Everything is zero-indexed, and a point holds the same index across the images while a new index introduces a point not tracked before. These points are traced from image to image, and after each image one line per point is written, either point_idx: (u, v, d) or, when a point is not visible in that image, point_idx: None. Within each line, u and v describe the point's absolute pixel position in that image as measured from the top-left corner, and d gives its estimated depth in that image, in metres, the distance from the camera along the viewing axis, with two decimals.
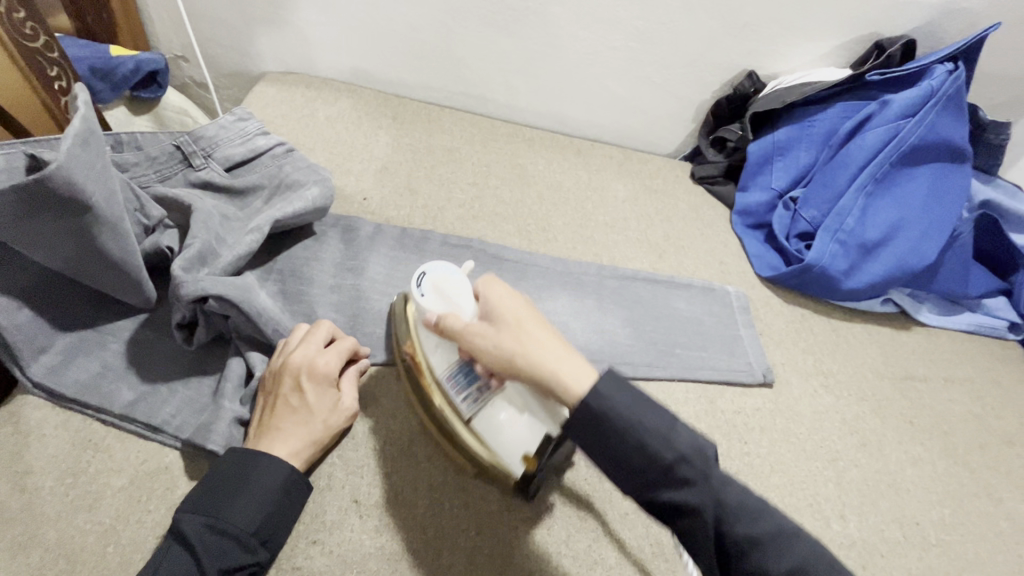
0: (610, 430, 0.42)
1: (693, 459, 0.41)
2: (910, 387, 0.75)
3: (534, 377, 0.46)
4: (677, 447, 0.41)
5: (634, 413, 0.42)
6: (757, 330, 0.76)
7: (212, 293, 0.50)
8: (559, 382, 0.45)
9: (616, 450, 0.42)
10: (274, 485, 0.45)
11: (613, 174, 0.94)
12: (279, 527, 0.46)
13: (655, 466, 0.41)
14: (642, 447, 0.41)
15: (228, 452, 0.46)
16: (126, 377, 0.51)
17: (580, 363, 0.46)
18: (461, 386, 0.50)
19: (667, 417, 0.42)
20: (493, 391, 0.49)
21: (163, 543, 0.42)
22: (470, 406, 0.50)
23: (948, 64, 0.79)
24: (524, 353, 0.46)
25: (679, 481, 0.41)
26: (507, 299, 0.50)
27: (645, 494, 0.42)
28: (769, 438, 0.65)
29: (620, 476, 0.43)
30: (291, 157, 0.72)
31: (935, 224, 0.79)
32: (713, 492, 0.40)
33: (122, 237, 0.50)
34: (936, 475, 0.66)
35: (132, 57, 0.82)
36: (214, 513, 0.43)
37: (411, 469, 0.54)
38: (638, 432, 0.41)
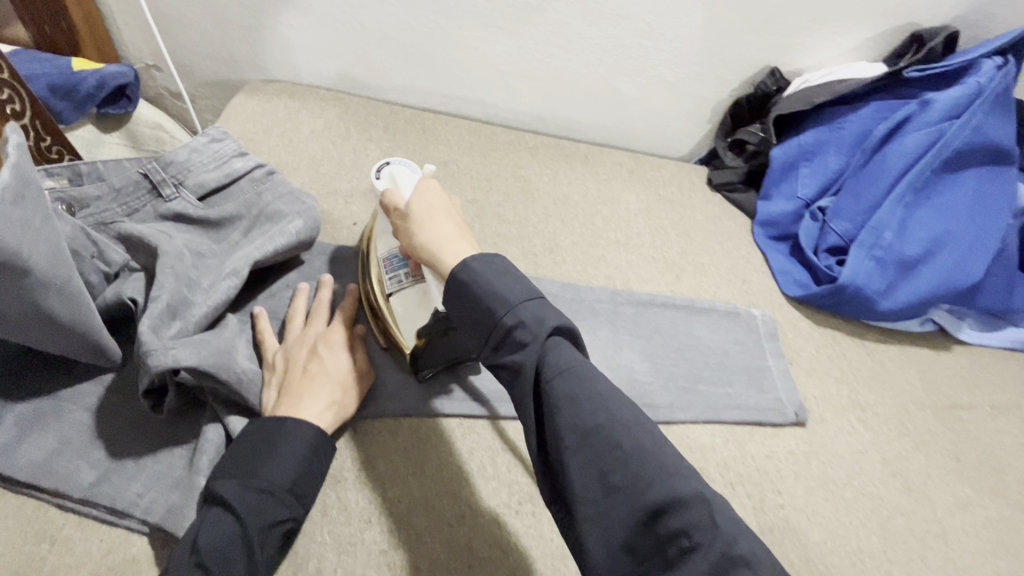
0: (472, 296, 0.42)
1: (532, 327, 0.40)
2: (954, 418, 0.69)
3: (425, 249, 0.46)
4: (520, 314, 0.40)
5: (487, 278, 0.42)
6: (787, 360, 0.70)
7: (185, 366, 0.44)
8: (437, 258, 0.45)
9: (474, 316, 0.42)
10: (305, 442, 0.45)
11: (624, 184, 0.86)
12: (312, 485, 0.45)
13: (497, 328, 0.41)
14: (489, 309, 0.41)
15: (254, 423, 0.46)
16: (87, 452, 0.45)
17: (466, 249, 0.45)
18: (395, 268, 0.55)
19: (522, 291, 0.41)
20: (415, 280, 0.53)
21: (201, 515, 0.41)
22: (392, 287, 0.54)
23: (997, 59, 0.71)
24: (419, 232, 0.47)
25: (515, 344, 0.40)
26: (430, 186, 0.50)
27: (489, 356, 0.41)
28: (805, 486, 0.59)
29: (472, 338, 0.43)
30: (272, 181, 0.65)
31: (982, 235, 0.72)
32: (541, 357, 0.39)
33: (73, 299, 0.44)
34: (988, 520, 0.60)
35: (94, 71, 0.75)
36: (250, 474, 0.42)
37: (410, 548, 0.47)
38: (483, 287, 0.42)
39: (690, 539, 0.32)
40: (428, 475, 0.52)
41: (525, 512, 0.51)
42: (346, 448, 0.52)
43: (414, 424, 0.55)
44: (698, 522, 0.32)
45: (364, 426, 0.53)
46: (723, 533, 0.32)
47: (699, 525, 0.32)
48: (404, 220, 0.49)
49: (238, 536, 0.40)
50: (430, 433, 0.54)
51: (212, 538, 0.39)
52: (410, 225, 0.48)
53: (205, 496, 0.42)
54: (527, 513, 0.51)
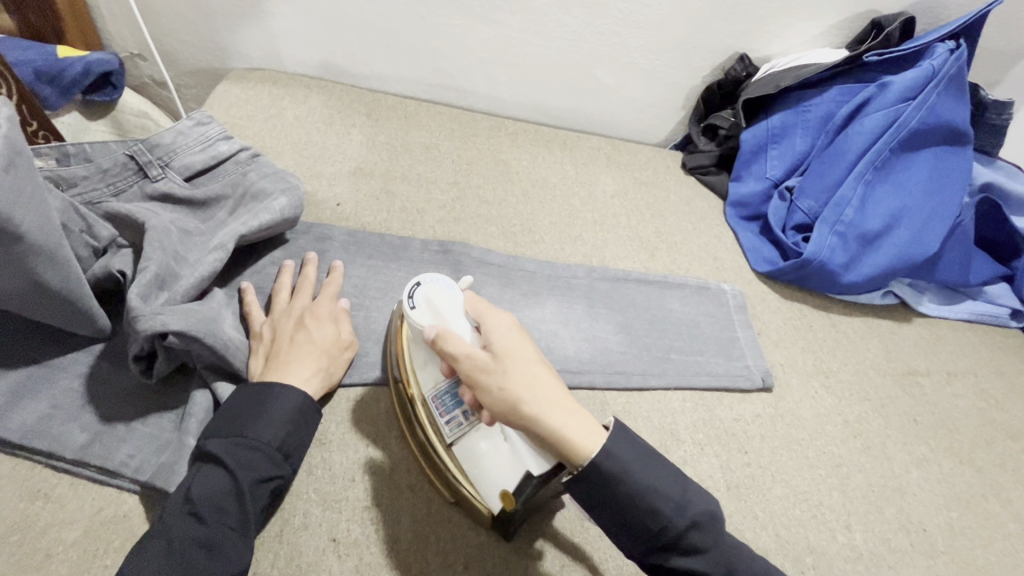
0: (626, 495, 0.41)
1: (705, 525, 0.42)
2: (913, 383, 0.72)
3: (542, 425, 0.43)
4: (691, 514, 0.41)
5: (638, 472, 0.42)
6: (755, 330, 0.73)
7: (173, 329, 0.45)
8: (562, 433, 0.42)
9: (625, 515, 0.42)
10: (292, 405, 0.46)
11: (601, 168, 0.89)
12: (300, 444, 0.47)
13: (667, 533, 0.41)
14: (655, 513, 0.41)
15: (239, 388, 0.47)
16: (79, 416, 0.47)
17: (585, 418, 0.44)
18: (447, 410, 0.49)
19: (675, 484, 0.42)
20: (477, 421, 0.48)
21: (192, 469, 0.43)
22: (452, 433, 0.49)
23: (950, 43, 0.74)
24: (529, 400, 0.43)
25: (690, 547, 0.41)
26: (505, 333, 0.47)
27: (658, 558, 0.42)
28: (770, 446, 0.62)
29: (627, 538, 0.43)
30: (256, 163, 0.67)
31: (937, 211, 0.76)
32: (722, 555, 0.42)
33: (63, 267, 0.45)
34: (942, 476, 0.64)
35: (80, 58, 0.76)
36: (236, 432, 0.44)
37: (393, 502, 0.50)
38: (649, 484, 0.42)
39: None
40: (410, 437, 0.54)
41: None
42: (331, 415, 0.54)
43: None
44: None
45: (348, 393, 0.56)
46: None
47: None
48: (489, 374, 0.44)
49: (230, 490, 0.41)
50: None
51: (204, 492, 0.41)
52: (509, 389, 0.43)
53: (195, 454, 0.44)
54: None
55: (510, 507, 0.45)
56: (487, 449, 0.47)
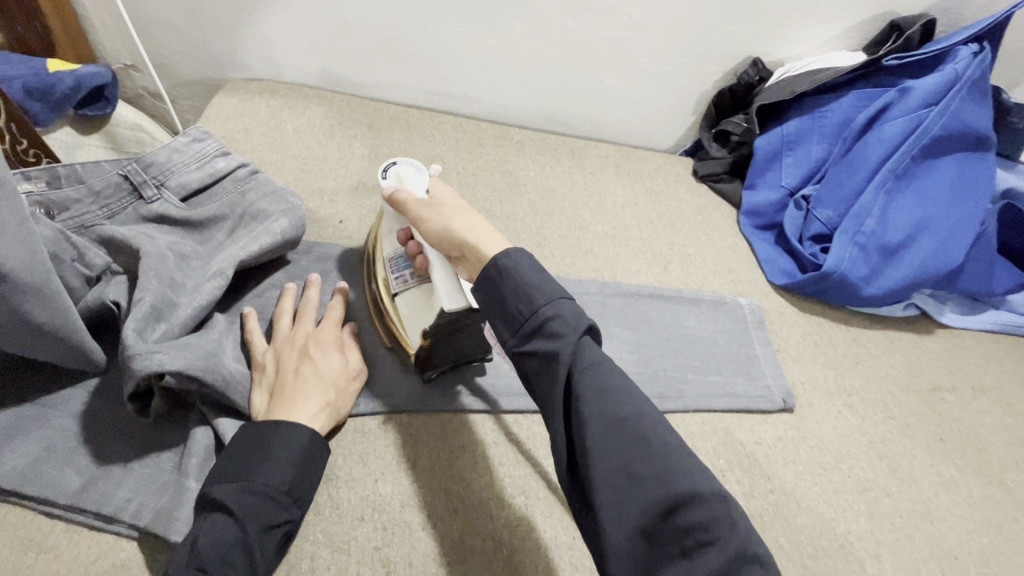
0: (507, 287, 0.41)
1: (567, 321, 0.40)
2: (938, 400, 0.70)
3: (456, 240, 0.47)
4: (552, 303, 0.40)
5: (526, 273, 0.42)
6: (773, 347, 0.71)
7: (171, 369, 0.43)
8: (469, 244, 0.46)
9: (502, 304, 0.42)
10: (300, 445, 0.44)
11: (611, 176, 0.87)
12: (308, 485, 0.45)
13: (529, 317, 0.40)
14: (528, 301, 0.41)
15: (244, 429, 0.45)
16: (74, 458, 0.45)
17: (498, 238, 0.46)
18: (399, 269, 0.56)
19: (555, 287, 0.41)
20: (420, 280, 0.54)
21: (197, 519, 0.40)
22: (399, 286, 0.55)
23: (973, 46, 0.72)
24: (449, 221, 0.48)
25: (548, 334, 0.40)
26: (448, 193, 0.53)
27: (517, 343, 0.41)
28: (794, 470, 0.60)
29: (500, 325, 0.42)
30: (255, 181, 0.65)
31: (960, 220, 0.74)
32: (577, 346, 0.39)
33: (53, 302, 0.43)
34: (971, 499, 0.62)
35: (71, 72, 0.73)
36: (243, 476, 0.42)
37: (404, 542, 0.47)
38: (523, 280, 0.41)
39: (707, 534, 0.32)
40: (420, 470, 0.52)
41: (519, 504, 0.51)
42: (337, 448, 0.52)
43: (406, 420, 0.55)
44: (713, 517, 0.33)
45: (354, 424, 0.53)
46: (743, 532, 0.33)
47: (718, 521, 0.33)
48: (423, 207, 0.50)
49: (237, 539, 0.39)
50: (421, 429, 0.54)
51: (212, 542, 0.38)
52: (436, 215, 0.49)
53: (199, 502, 0.41)
54: (520, 505, 0.51)
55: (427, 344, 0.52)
56: (417, 297, 0.54)
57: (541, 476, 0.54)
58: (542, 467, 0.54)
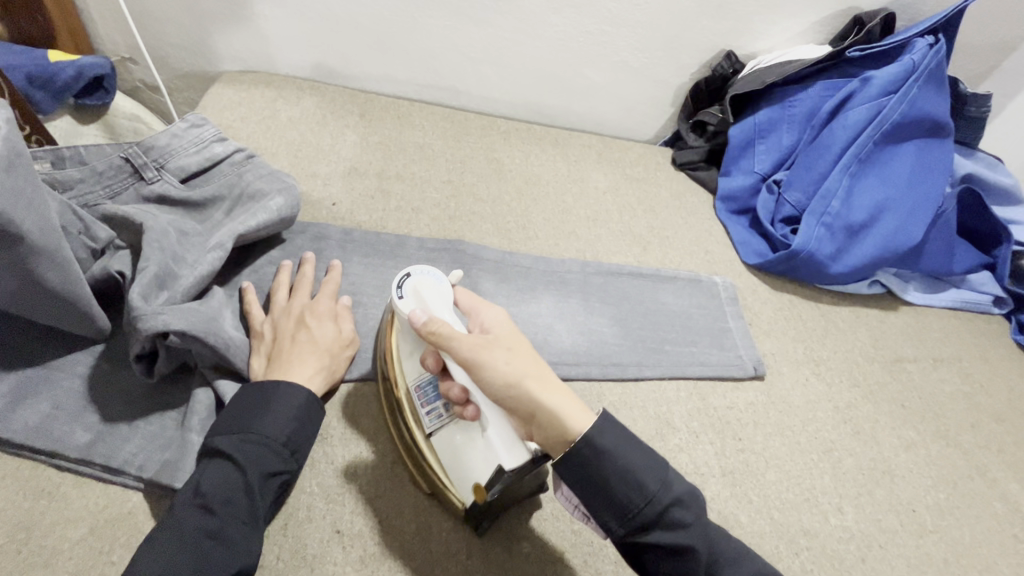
0: (614, 470, 0.42)
1: (688, 503, 0.43)
2: (900, 369, 0.74)
3: (538, 408, 0.45)
4: (673, 492, 0.42)
5: (632, 456, 0.43)
6: (746, 321, 0.75)
7: (175, 329, 0.46)
8: (558, 416, 0.44)
9: (614, 496, 0.42)
10: (297, 402, 0.47)
11: (593, 164, 0.91)
12: (306, 439, 0.47)
13: (650, 508, 0.42)
14: (642, 489, 0.42)
15: (245, 386, 0.48)
16: (82, 416, 0.48)
17: (578, 404, 0.46)
18: (431, 402, 0.51)
19: (661, 467, 0.43)
20: (456, 416, 0.49)
21: (201, 465, 0.43)
22: (432, 423, 0.50)
23: (929, 38, 0.77)
24: (528, 382, 0.46)
25: (673, 523, 0.42)
26: (500, 327, 0.50)
27: (639, 538, 0.42)
28: (763, 432, 0.64)
29: (612, 520, 0.43)
30: (251, 164, 0.68)
31: (920, 202, 0.78)
32: (706, 535, 0.42)
33: (64, 268, 0.46)
34: (930, 458, 0.66)
35: (72, 62, 0.76)
36: (243, 428, 0.44)
37: (396, 495, 0.51)
38: (635, 471, 0.42)
39: None
40: None
41: None
42: (332, 410, 0.55)
43: None
44: None
45: (349, 388, 0.56)
46: None
47: None
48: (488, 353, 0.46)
49: (239, 483, 0.42)
50: None
51: (214, 486, 0.41)
52: (507, 369, 0.46)
53: (202, 450, 0.44)
54: None
55: (482, 499, 0.46)
56: (463, 443, 0.48)
57: None
58: None
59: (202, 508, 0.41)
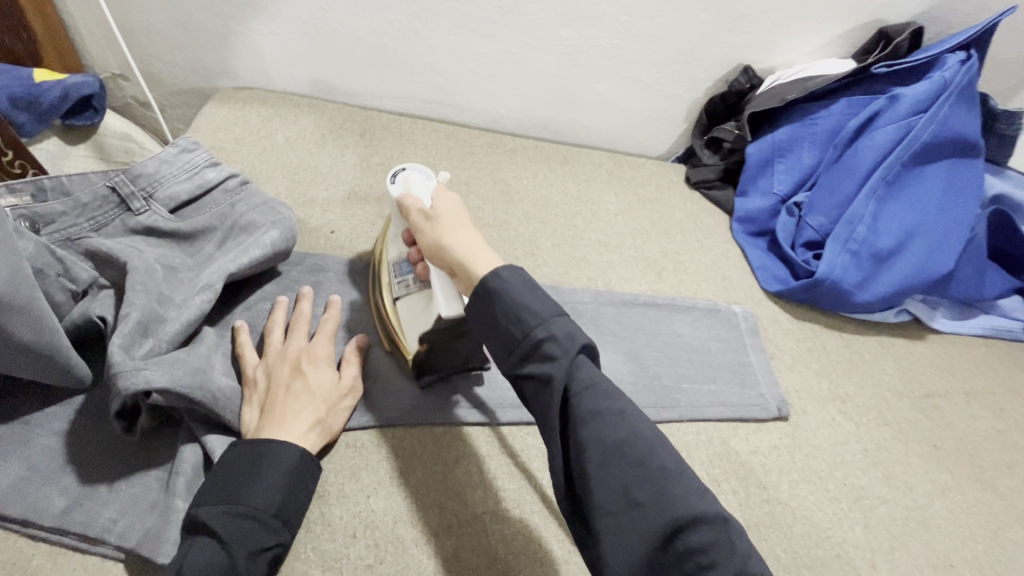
0: (499, 305, 0.42)
1: (562, 342, 0.41)
2: (931, 406, 0.70)
3: (453, 260, 0.46)
4: (550, 328, 0.41)
5: (518, 291, 0.42)
6: (768, 355, 0.71)
7: (157, 387, 0.42)
8: (467, 263, 0.45)
9: (498, 328, 0.42)
10: (290, 466, 0.44)
11: (604, 184, 0.87)
12: (298, 507, 0.44)
13: (526, 340, 0.41)
14: (520, 323, 0.41)
15: (233, 447, 0.44)
16: (60, 478, 0.44)
17: (491, 256, 0.46)
18: (402, 275, 0.56)
19: (550, 307, 0.42)
20: (420, 286, 0.54)
21: (183, 543, 0.40)
22: (400, 291, 0.55)
23: (960, 53, 0.72)
24: (447, 236, 0.47)
25: (543, 355, 0.40)
26: (451, 200, 0.51)
27: (515, 365, 0.42)
28: (789, 479, 0.60)
29: (498, 349, 0.43)
30: (245, 191, 0.64)
31: (951, 227, 0.74)
32: (572, 370, 0.40)
33: (34, 318, 0.42)
34: (965, 505, 0.62)
35: (58, 82, 0.72)
36: (231, 500, 0.41)
37: (397, 559, 0.47)
38: (514, 302, 0.42)
39: (703, 553, 0.34)
40: (413, 485, 0.51)
41: (514, 517, 0.51)
42: (328, 463, 0.51)
43: (398, 434, 0.54)
44: (712, 540, 0.35)
45: (346, 438, 0.53)
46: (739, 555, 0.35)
47: (712, 543, 0.35)
48: (428, 219, 0.49)
49: (224, 565, 0.38)
50: (414, 442, 0.54)
51: (197, 571, 0.38)
52: (436, 229, 0.48)
53: (185, 525, 0.41)
54: (516, 518, 0.51)
55: (422, 350, 0.53)
56: (416, 306, 0.54)
57: (535, 488, 0.53)
58: (538, 479, 0.54)
59: None
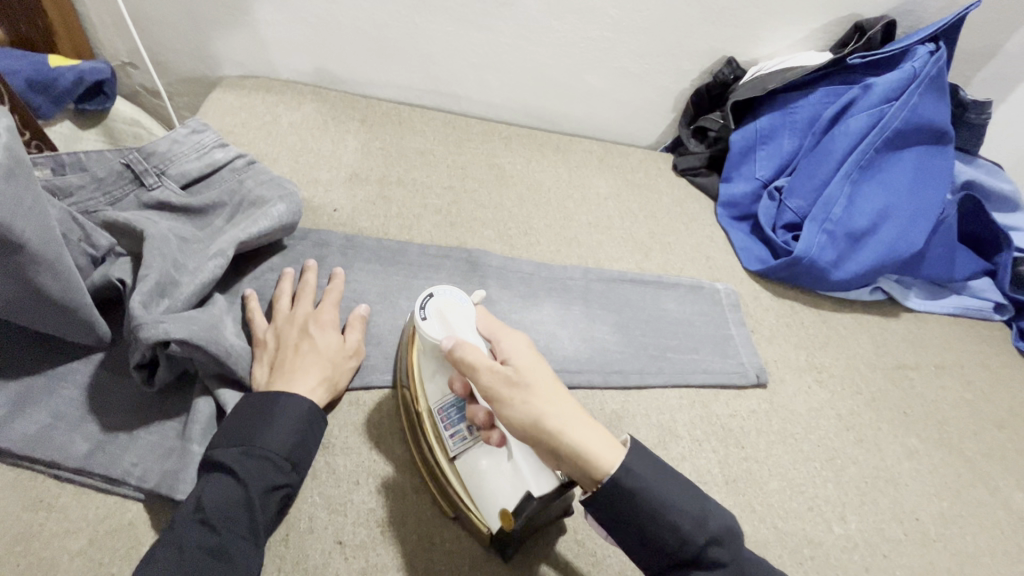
0: (644, 509, 0.41)
1: (725, 541, 0.41)
2: (902, 377, 0.74)
3: (561, 442, 0.42)
4: (710, 530, 0.41)
5: (664, 493, 0.41)
6: (749, 328, 0.75)
7: (176, 338, 0.46)
8: (584, 451, 0.41)
9: (648, 534, 0.41)
10: (299, 414, 0.47)
11: (594, 170, 0.91)
12: (308, 452, 0.47)
13: (687, 547, 0.40)
14: (675, 528, 0.40)
15: (246, 397, 0.48)
16: (83, 426, 0.47)
17: (604, 434, 0.43)
18: (453, 424, 0.50)
19: (698, 504, 0.41)
20: (485, 439, 0.48)
21: (202, 479, 0.43)
22: (457, 448, 0.49)
23: (930, 45, 0.77)
24: (549, 416, 0.43)
25: (710, 561, 0.40)
26: (520, 351, 0.47)
27: (676, 572, 0.41)
28: (766, 440, 0.63)
29: (639, 548, 0.42)
30: (253, 170, 0.67)
31: (921, 209, 0.78)
32: (740, 566, 0.41)
33: (63, 275, 0.45)
34: (932, 466, 0.66)
35: (72, 67, 0.76)
36: (245, 441, 0.44)
37: (398, 504, 0.50)
38: (664, 508, 0.41)
39: None
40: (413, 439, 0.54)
41: None
42: (334, 420, 0.54)
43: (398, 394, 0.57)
44: None
45: (351, 397, 0.56)
46: None
47: None
48: (513, 386, 0.44)
49: (240, 497, 0.42)
50: None
51: (216, 502, 0.41)
52: (531, 404, 0.43)
53: (203, 464, 0.44)
54: None
55: (510, 526, 0.44)
56: (489, 467, 0.47)
57: None
58: None
59: (202, 523, 0.40)
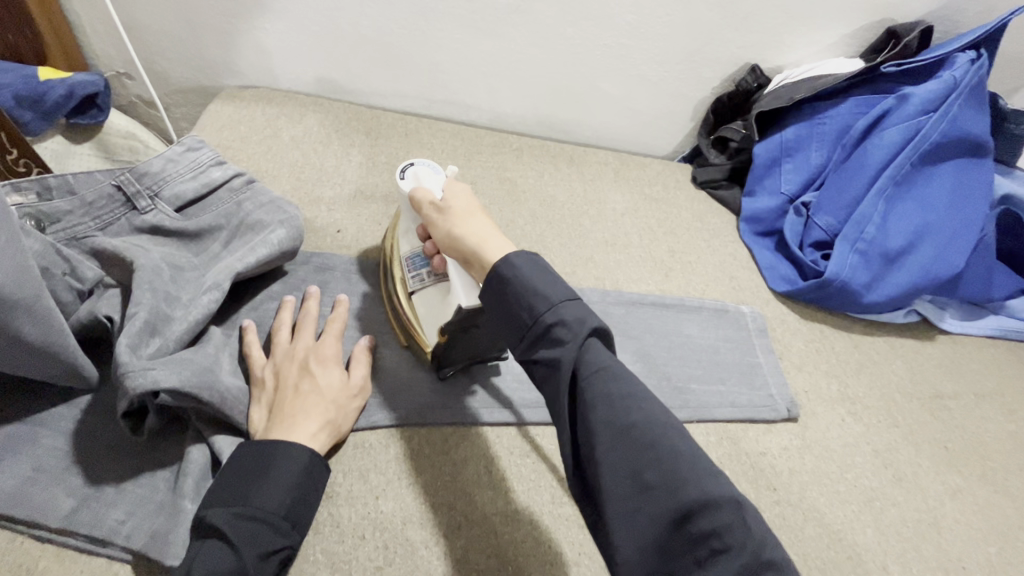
0: (511, 292, 0.42)
1: (572, 326, 0.39)
2: (940, 407, 0.70)
3: (466, 247, 0.46)
4: (557, 310, 0.40)
5: (528, 277, 0.42)
6: (776, 355, 0.70)
7: (166, 386, 0.42)
8: (480, 252, 0.45)
9: (510, 311, 0.42)
10: (300, 467, 0.43)
11: (610, 183, 0.86)
12: (308, 509, 0.43)
13: (535, 324, 0.40)
14: (530, 307, 0.41)
15: (242, 448, 0.44)
16: (66, 479, 0.44)
17: (502, 243, 0.45)
18: (416, 267, 0.55)
19: (561, 292, 0.41)
20: (437, 279, 0.53)
21: (192, 548, 0.38)
22: (416, 284, 0.54)
23: (970, 53, 0.72)
24: (459, 227, 0.47)
25: (552, 339, 0.40)
26: (463, 190, 0.50)
27: (526, 351, 0.41)
28: (799, 481, 0.59)
29: (509, 333, 0.42)
30: (251, 190, 0.63)
31: (960, 227, 0.74)
32: (580, 351, 0.39)
33: (42, 318, 0.42)
34: (977, 508, 0.61)
35: (63, 81, 0.72)
36: (242, 502, 0.41)
37: (407, 561, 0.46)
38: (524, 287, 0.41)
39: (722, 540, 0.32)
40: (422, 485, 0.51)
41: (523, 517, 0.51)
42: (337, 464, 0.50)
43: (406, 435, 0.54)
44: (731, 524, 0.32)
45: (355, 439, 0.52)
46: (756, 539, 0.32)
47: (732, 528, 0.32)
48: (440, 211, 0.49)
49: (235, 568, 0.37)
50: (423, 443, 0.53)
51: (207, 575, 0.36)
52: (449, 219, 0.48)
53: (193, 529, 0.40)
54: (526, 519, 0.51)
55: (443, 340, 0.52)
56: (435, 298, 0.53)
57: (543, 490, 0.53)
58: (547, 481, 0.54)
59: None
